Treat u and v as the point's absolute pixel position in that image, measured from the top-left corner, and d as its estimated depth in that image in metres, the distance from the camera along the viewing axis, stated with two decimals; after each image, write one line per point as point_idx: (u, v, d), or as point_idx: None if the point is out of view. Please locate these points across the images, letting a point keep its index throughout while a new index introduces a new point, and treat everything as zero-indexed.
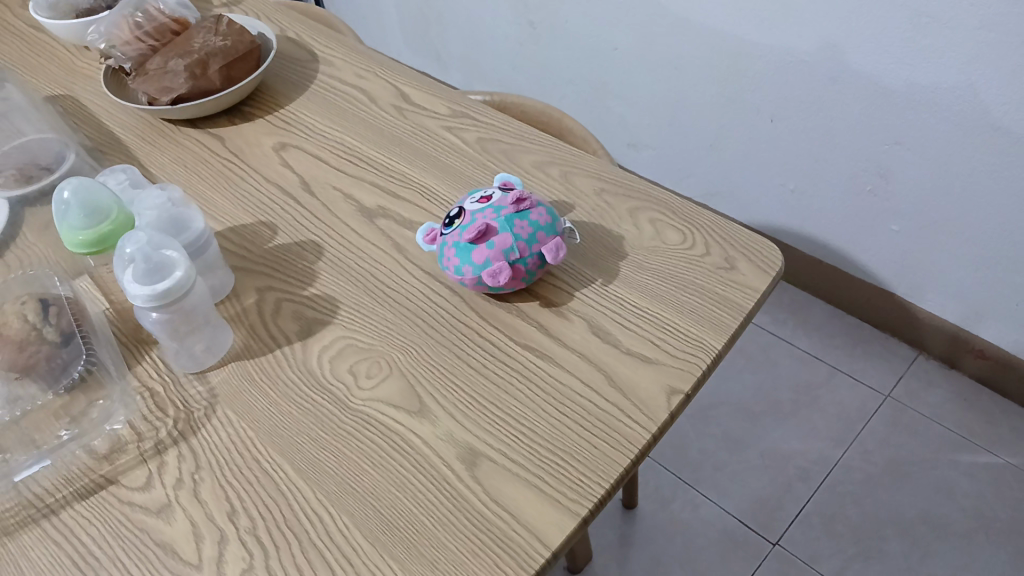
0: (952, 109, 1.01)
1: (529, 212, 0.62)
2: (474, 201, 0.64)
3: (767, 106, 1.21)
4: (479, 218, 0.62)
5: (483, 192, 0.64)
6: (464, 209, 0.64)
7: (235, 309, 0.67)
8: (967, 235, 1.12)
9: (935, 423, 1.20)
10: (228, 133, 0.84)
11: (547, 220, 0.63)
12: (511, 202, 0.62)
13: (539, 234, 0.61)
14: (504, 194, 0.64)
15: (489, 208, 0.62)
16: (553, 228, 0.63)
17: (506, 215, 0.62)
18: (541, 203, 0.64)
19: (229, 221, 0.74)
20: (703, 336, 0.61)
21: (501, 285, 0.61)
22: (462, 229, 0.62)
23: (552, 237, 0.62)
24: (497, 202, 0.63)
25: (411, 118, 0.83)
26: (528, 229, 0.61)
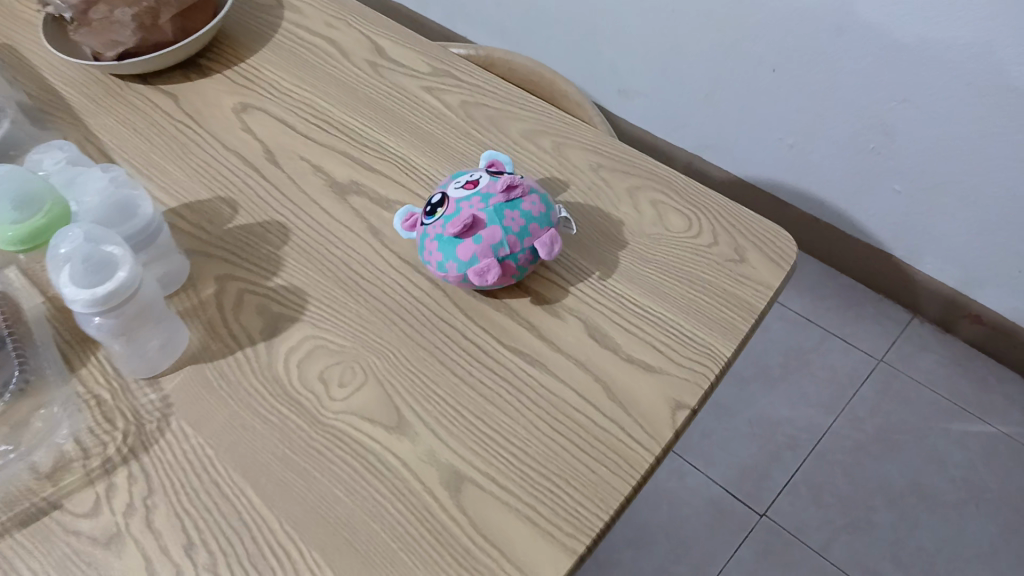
0: (966, 68, 0.95)
1: (521, 201, 0.56)
2: (459, 187, 0.57)
3: (767, 57, 1.13)
4: (464, 207, 0.55)
5: (468, 175, 0.58)
6: (448, 196, 0.57)
7: (191, 302, 0.60)
8: (971, 199, 1.07)
9: (928, 390, 1.17)
10: (183, 90, 0.75)
11: (540, 210, 0.56)
12: (501, 190, 0.55)
13: (532, 226, 0.55)
14: (493, 180, 0.57)
15: (475, 197, 0.56)
16: (548, 219, 0.56)
17: (495, 204, 0.55)
18: (534, 189, 0.57)
19: (184, 196, 0.67)
20: (710, 341, 0.56)
21: (489, 284, 0.55)
22: (446, 219, 0.56)
23: (546, 229, 0.56)
24: (485, 190, 0.56)
25: (387, 76, 0.75)
26: (519, 221, 0.55)
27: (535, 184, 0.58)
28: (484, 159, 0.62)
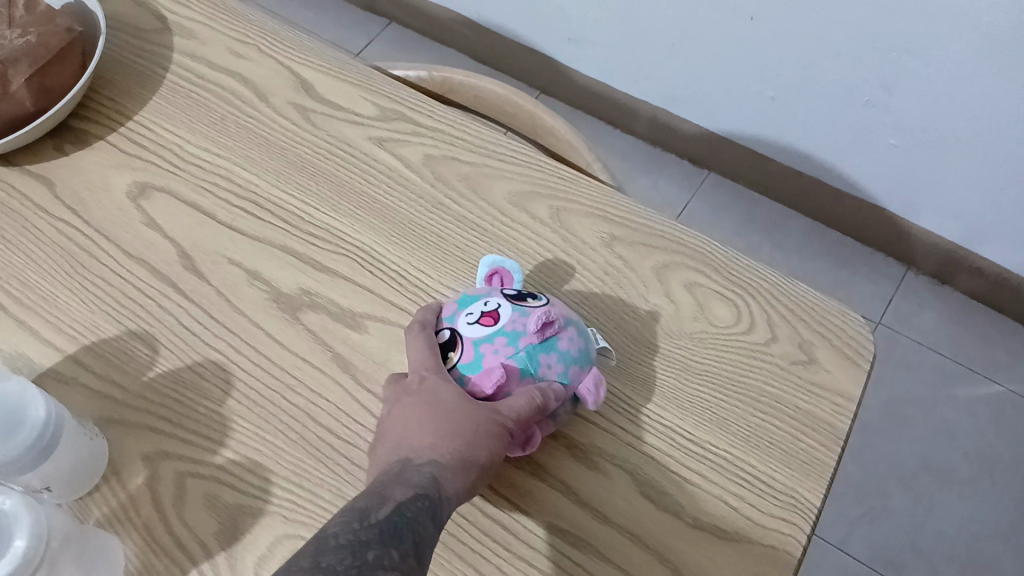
0: (982, 17, 0.83)
1: (555, 338, 0.43)
2: (473, 321, 0.43)
3: (746, 4, 0.97)
4: (488, 355, 0.42)
5: (483, 303, 0.44)
6: (460, 334, 0.43)
7: (117, 499, 0.46)
8: (978, 154, 0.97)
9: (930, 352, 1.10)
10: (58, 170, 0.58)
11: (578, 346, 0.44)
12: (534, 329, 0.42)
13: (574, 371, 0.43)
14: (515, 309, 0.44)
15: (500, 338, 0.42)
16: (588, 357, 0.44)
17: (528, 347, 0.42)
18: (568, 318, 0.45)
19: (84, 335, 0.51)
20: (791, 485, 0.45)
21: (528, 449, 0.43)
22: (464, 370, 0.42)
23: (587, 370, 0.44)
24: (511, 328, 0.43)
25: (323, 125, 0.59)
26: (558, 370, 0.43)
27: (562, 307, 0.46)
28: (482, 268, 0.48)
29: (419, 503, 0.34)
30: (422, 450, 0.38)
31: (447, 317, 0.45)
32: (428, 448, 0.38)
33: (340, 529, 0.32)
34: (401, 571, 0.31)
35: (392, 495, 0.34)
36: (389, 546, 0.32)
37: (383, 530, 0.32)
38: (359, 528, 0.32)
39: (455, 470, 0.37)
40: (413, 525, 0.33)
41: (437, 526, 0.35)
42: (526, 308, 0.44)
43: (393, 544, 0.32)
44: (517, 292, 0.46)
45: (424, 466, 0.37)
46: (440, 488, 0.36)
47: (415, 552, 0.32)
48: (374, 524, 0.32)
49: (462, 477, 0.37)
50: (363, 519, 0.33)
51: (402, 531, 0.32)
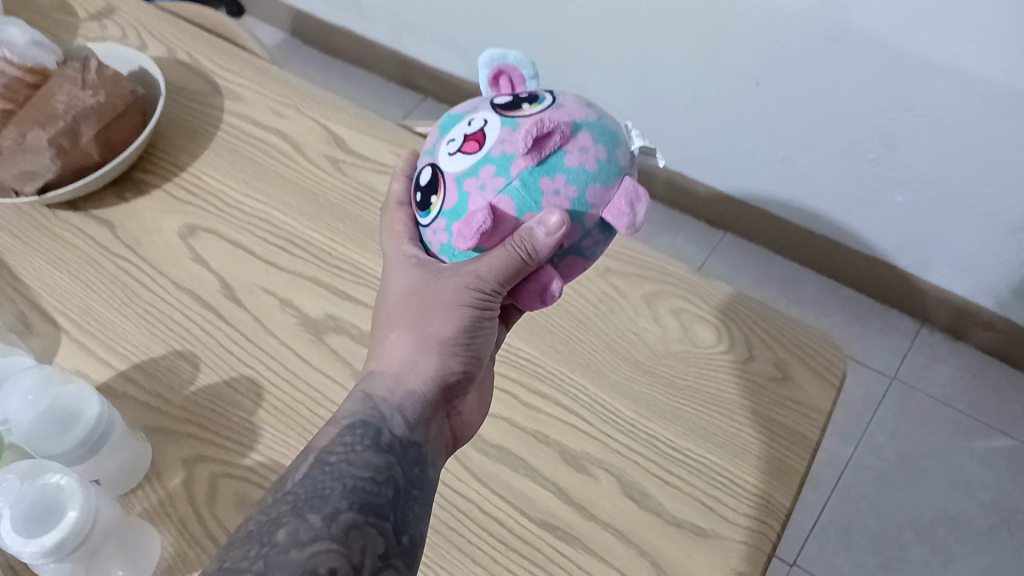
0: (972, 74, 0.89)
1: (559, 154, 0.40)
2: (462, 150, 0.42)
3: (752, 69, 1.05)
4: (480, 191, 0.40)
5: (473, 128, 0.42)
6: (450, 172, 0.42)
7: (157, 496, 0.51)
8: (981, 208, 1.01)
9: (946, 406, 1.11)
10: (118, 214, 0.65)
11: (591, 156, 0.41)
12: (526, 153, 0.39)
13: (590, 192, 0.41)
14: (507, 127, 0.41)
15: (487, 167, 0.40)
16: (606, 168, 0.41)
17: (526, 174, 0.40)
18: (574, 123, 0.41)
19: (135, 354, 0.57)
20: (764, 489, 0.49)
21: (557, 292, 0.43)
22: (459, 212, 0.41)
23: (612, 186, 0.42)
24: (499, 153, 0.40)
25: (352, 174, 0.66)
26: (568, 193, 0.40)
27: (572, 109, 0.43)
28: (486, 68, 0.48)
29: (350, 438, 0.41)
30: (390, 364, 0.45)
31: (439, 144, 0.44)
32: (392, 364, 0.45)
33: (269, 508, 0.37)
34: (329, 528, 0.35)
35: (319, 447, 0.41)
36: (307, 514, 0.36)
37: (303, 501, 0.37)
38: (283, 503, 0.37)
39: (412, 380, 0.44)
40: (336, 487, 0.38)
41: (383, 449, 0.41)
42: (517, 123, 0.41)
43: (315, 509, 0.36)
44: (513, 102, 0.43)
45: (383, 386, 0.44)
46: (384, 408, 0.43)
47: (346, 502, 0.37)
48: (297, 496, 0.37)
49: (417, 375, 0.44)
50: (287, 494, 0.38)
51: (322, 490, 0.37)
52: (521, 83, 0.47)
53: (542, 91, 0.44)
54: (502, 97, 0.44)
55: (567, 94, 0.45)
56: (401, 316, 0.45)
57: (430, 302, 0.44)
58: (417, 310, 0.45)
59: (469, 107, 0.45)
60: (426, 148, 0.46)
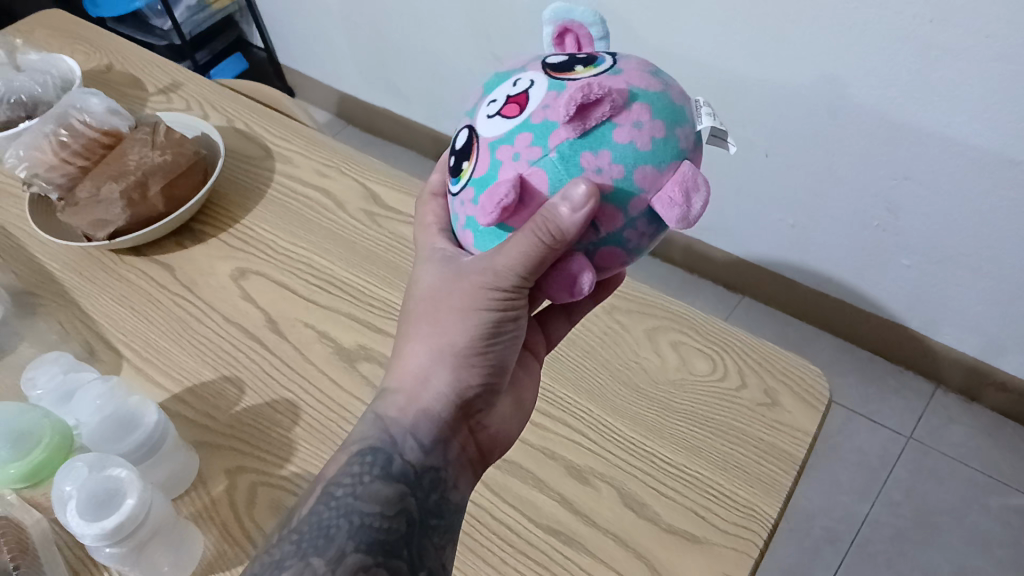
0: (966, 142, 0.95)
1: (608, 128, 0.41)
2: (503, 114, 0.43)
3: (761, 141, 1.13)
4: (514, 158, 0.42)
5: (522, 92, 0.43)
6: (489, 135, 0.43)
7: (202, 501, 0.57)
8: (984, 270, 1.05)
9: (962, 465, 1.13)
10: (177, 259, 0.73)
11: (643, 133, 0.41)
12: (569, 124, 0.40)
13: (638, 173, 0.41)
14: (553, 92, 0.42)
15: (524, 134, 0.42)
16: (660, 149, 0.41)
17: (568, 146, 0.41)
18: (631, 95, 0.42)
19: (187, 379, 0.64)
20: (753, 501, 0.53)
21: (588, 287, 0.43)
22: (488, 176, 0.43)
23: (664, 170, 0.41)
24: (540, 121, 0.41)
25: (385, 226, 0.73)
26: (609, 169, 0.41)
27: (632, 75, 0.43)
28: (550, 25, 0.49)
29: (353, 471, 0.48)
30: (412, 378, 0.50)
31: (484, 106, 0.45)
32: (413, 378, 0.50)
33: (283, 542, 0.45)
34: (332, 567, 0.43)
35: (328, 479, 0.48)
36: (311, 558, 0.43)
37: (310, 540, 0.44)
38: (292, 542, 0.45)
39: (431, 397, 0.50)
40: (338, 525, 0.45)
41: (387, 477, 0.47)
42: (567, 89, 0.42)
43: (316, 552, 0.44)
44: (569, 66, 0.44)
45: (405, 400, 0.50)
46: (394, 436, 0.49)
47: (351, 542, 0.44)
48: (304, 534, 0.45)
49: (437, 390, 0.50)
50: (296, 531, 0.45)
51: (327, 529, 0.44)
52: (588, 44, 0.48)
53: (603, 57, 0.45)
54: (560, 59, 0.45)
55: (631, 58, 0.46)
56: (425, 334, 0.51)
57: (442, 314, 0.50)
58: (436, 327, 0.50)
59: (524, 66, 0.46)
60: (472, 107, 0.48)
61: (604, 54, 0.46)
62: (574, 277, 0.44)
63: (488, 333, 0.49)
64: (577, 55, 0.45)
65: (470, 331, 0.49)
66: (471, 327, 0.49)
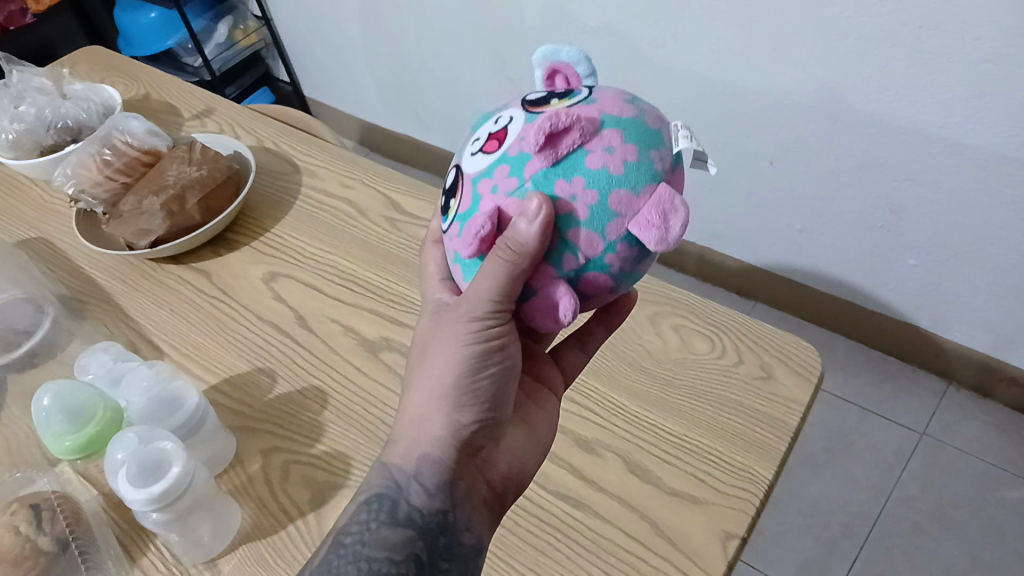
0: (962, 141, 0.97)
1: (580, 155, 0.42)
2: (484, 149, 0.45)
3: (766, 149, 1.17)
4: (493, 190, 0.43)
5: (499, 129, 0.45)
6: (470, 172, 0.45)
7: (240, 478, 0.61)
8: (988, 267, 1.08)
9: (977, 459, 1.15)
10: (213, 266, 0.79)
11: (615, 157, 0.42)
12: (538, 152, 0.42)
13: (612, 197, 0.41)
14: (527, 124, 0.43)
15: (501, 167, 0.43)
16: (633, 172, 0.42)
17: (542, 174, 0.42)
18: (602, 122, 0.42)
19: (224, 371, 0.69)
20: (749, 465, 0.56)
21: (568, 314, 0.43)
22: (471, 211, 0.45)
23: (640, 192, 0.42)
24: (515, 153, 0.43)
25: (405, 230, 0.78)
26: (585, 194, 0.42)
27: (606, 103, 0.44)
28: (541, 67, 0.50)
29: (362, 518, 0.49)
30: (410, 422, 0.51)
31: (469, 144, 0.48)
32: (410, 421, 0.51)
33: None
34: None
35: (340, 527, 0.50)
36: None
37: None
38: None
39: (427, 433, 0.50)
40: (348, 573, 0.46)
41: (394, 521, 0.48)
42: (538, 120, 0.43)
43: None
44: (545, 101, 0.45)
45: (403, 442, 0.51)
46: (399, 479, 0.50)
47: None
48: None
49: (432, 426, 0.50)
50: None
51: None
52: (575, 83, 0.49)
53: (579, 91, 0.46)
54: (541, 94, 0.47)
55: (609, 90, 0.46)
56: (420, 376, 0.52)
57: (433, 358, 0.51)
58: (430, 369, 0.51)
59: (509, 105, 0.48)
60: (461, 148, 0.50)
61: (585, 86, 0.47)
62: (555, 306, 0.44)
63: (476, 368, 0.50)
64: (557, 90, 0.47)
65: (458, 369, 0.49)
66: (461, 362, 0.49)
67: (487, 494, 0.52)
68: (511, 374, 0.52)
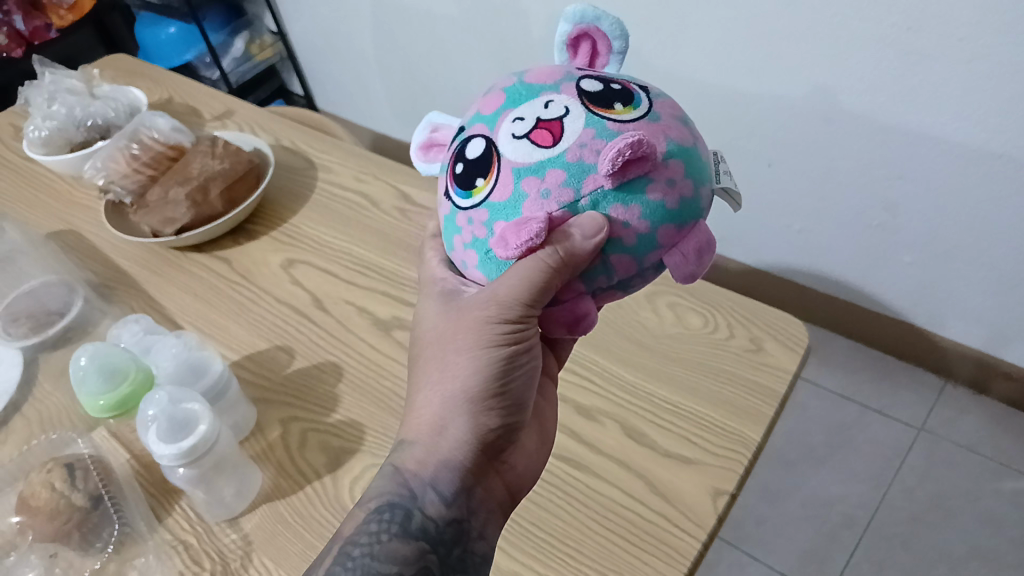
0: (951, 139, 1.00)
1: (642, 184, 0.42)
2: (532, 138, 0.42)
3: (764, 152, 1.20)
4: (542, 193, 0.42)
5: (550, 116, 0.42)
6: (510, 156, 0.42)
7: (260, 445, 0.65)
8: (980, 263, 1.11)
9: (974, 452, 1.17)
10: (234, 254, 0.83)
11: (673, 193, 0.42)
12: (608, 176, 0.41)
13: (662, 232, 0.43)
14: (591, 130, 0.42)
15: (555, 169, 0.41)
16: (687, 209, 0.43)
17: (600, 194, 0.42)
18: (667, 150, 0.43)
19: (245, 349, 0.73)
20: (739, 427, 0.60)
21: (592, 327, 0.47)
22: (507, 204, 0.43)
23: (685, 230, 0.43)
24: (575, 160, 0.41)
25: (415, 219, 0.82)
26: (638, 223, 0.42)
27: (667, 123, 0.44)
28: (568, 25, 0.49)
29: (370, 529, 0.48)
30: (429, 427, 0.51)
31: (505, 119, 0.44)
32: (431, 427, 0.51)
33: None
34: None
35: (344, 536, 0.49)
36: None
37: None
38: None
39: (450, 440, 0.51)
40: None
41: (403, 531, 0.48)
42: (605, 129, 0.42)
43: None
44: (602, 95, 0.43)
45: (424, 449, 0.51)
46: (413, 494, 0.49)
47: None
48: None
49: (456, 434, 0.51)
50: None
51: None
52: (604, 56, 0.50)
53: (636, 91, 0.45)
54: (594, 84, 0.44)
55: (664, 100, 0.46)
56: (439, 381, 0.52)
57: (453, 358, 0.51)
58: (449, 372, 0.51)
59: (552, 80, 0.45)
60: (486, 113, 0.45)
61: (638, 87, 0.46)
62: (579, 318, 0.47)
63: (500, 370, 0.50)
64: (614, 83, 0.45)
65: (479, 374, 0.50)
66: (482, 369, 0.50)
67: (503, 497, 0.53)
68: (531, 379, 0.53)
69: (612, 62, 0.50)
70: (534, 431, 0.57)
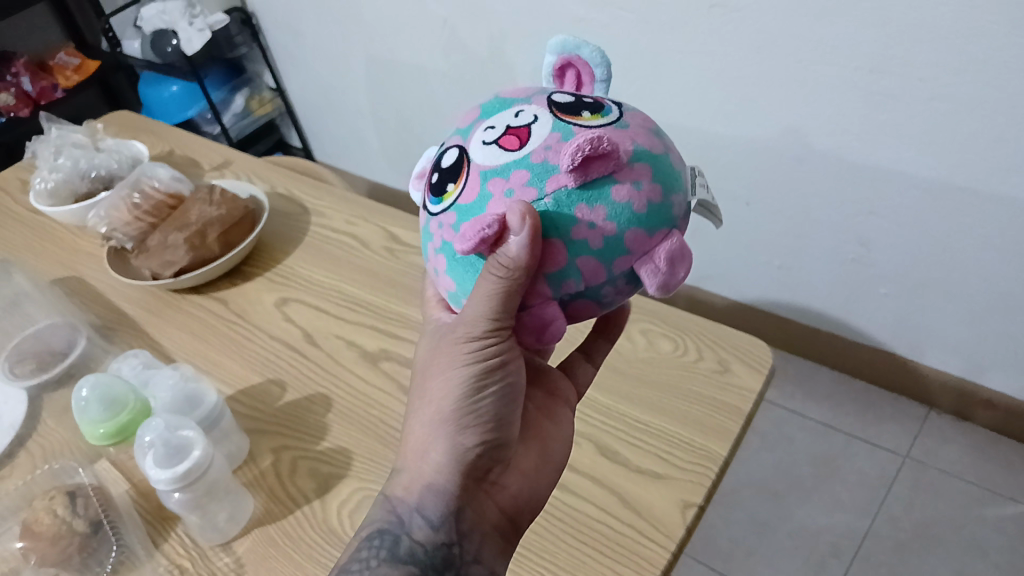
0: (917, 173, 1.05)
1: (609, 185, 0.44)
2: (501, 143, 0.46)
3: (741, 191, 1.25)
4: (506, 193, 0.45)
5: (518, 124, 0.46)
6: (479, 160, 0.46)
7: (253, 472, 0.68)
8: (954, 293, 1.14)
9: (958, 479, 1.20)
10: (231, 295, 0.87)
11: (639, 196, 0.45)
12: (571, 175, 0.44)
13: (630, 234, 0.45)
14: (557, 134, 0.45)
15: (520, 170, 0.45)
16: (654, 213, 0.45)
17: (566, 194, 0.44)
18: (633, 154, 0.46)
19: (240, 383, 0.76)
20: (707, 444, 0.63)
21: (559, 333, 0.48)
22: (473, 205, 0.46)
23: (653, 236, 0.45)
24: (540, 162, 0.44)
25: (403, 258, 0.87)
26: (604, 223, 0.44)
27: (635, 132, 0.47)
28: (555, 56, 0.54)
29: (362, 556, 0.52)
30: (416, 450, 0.55)
31: (478, 129, 0.48)
32: (416, 450, 0.55)
33: None
34: None
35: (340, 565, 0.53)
36: None
37: None
38: None
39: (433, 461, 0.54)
40: None
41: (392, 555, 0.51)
42: (570, 133, 0.45)
43: None
44: (573, 107, 0.47)
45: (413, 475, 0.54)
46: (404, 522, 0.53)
47: None
48: None
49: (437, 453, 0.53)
50: None
51: None
52: (589, 83, 0.53)
53: (608, 106, 0.49)
54: (566, 97, 0.48)
55: (634, 114, 0.50)
56: (425, 405, 0.55)
57: (436, 382, 0.55)
58: (433, 396, 0.55)
59: (525, 95, 0.49)
60: (463, 126, 0.50)
61: (614, 105, 0.50)
62: (547, 324, 0.48)
63: (473, 388, 0.53)
64: (587, 99, 0.49)
65: (457, 393, 0.53)
66: (460, 389, 0.53)
67: (498, 519, 0.55)
68: (511, 397, 0.55)
69: (597, 90, 0.53)
70: (531, 450, 0.59)
